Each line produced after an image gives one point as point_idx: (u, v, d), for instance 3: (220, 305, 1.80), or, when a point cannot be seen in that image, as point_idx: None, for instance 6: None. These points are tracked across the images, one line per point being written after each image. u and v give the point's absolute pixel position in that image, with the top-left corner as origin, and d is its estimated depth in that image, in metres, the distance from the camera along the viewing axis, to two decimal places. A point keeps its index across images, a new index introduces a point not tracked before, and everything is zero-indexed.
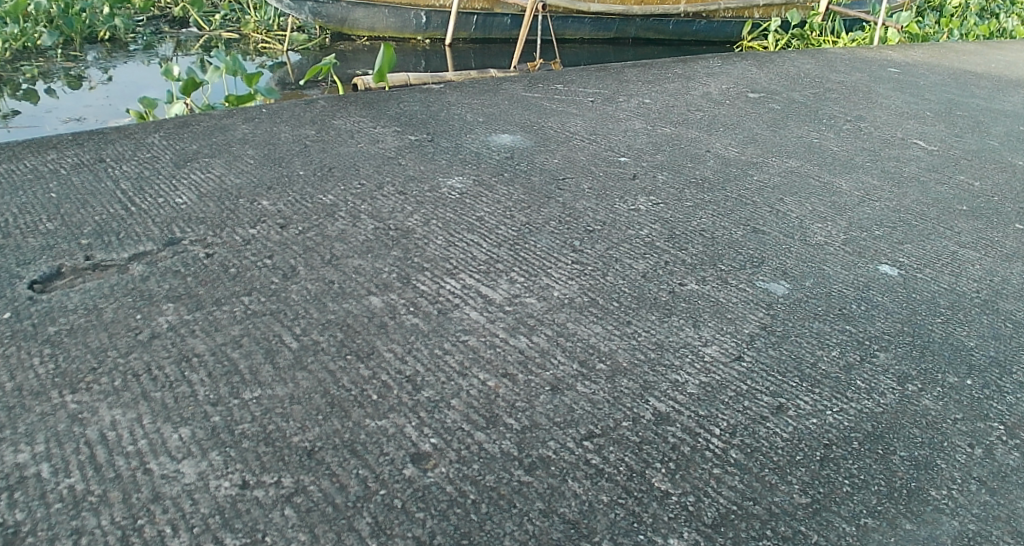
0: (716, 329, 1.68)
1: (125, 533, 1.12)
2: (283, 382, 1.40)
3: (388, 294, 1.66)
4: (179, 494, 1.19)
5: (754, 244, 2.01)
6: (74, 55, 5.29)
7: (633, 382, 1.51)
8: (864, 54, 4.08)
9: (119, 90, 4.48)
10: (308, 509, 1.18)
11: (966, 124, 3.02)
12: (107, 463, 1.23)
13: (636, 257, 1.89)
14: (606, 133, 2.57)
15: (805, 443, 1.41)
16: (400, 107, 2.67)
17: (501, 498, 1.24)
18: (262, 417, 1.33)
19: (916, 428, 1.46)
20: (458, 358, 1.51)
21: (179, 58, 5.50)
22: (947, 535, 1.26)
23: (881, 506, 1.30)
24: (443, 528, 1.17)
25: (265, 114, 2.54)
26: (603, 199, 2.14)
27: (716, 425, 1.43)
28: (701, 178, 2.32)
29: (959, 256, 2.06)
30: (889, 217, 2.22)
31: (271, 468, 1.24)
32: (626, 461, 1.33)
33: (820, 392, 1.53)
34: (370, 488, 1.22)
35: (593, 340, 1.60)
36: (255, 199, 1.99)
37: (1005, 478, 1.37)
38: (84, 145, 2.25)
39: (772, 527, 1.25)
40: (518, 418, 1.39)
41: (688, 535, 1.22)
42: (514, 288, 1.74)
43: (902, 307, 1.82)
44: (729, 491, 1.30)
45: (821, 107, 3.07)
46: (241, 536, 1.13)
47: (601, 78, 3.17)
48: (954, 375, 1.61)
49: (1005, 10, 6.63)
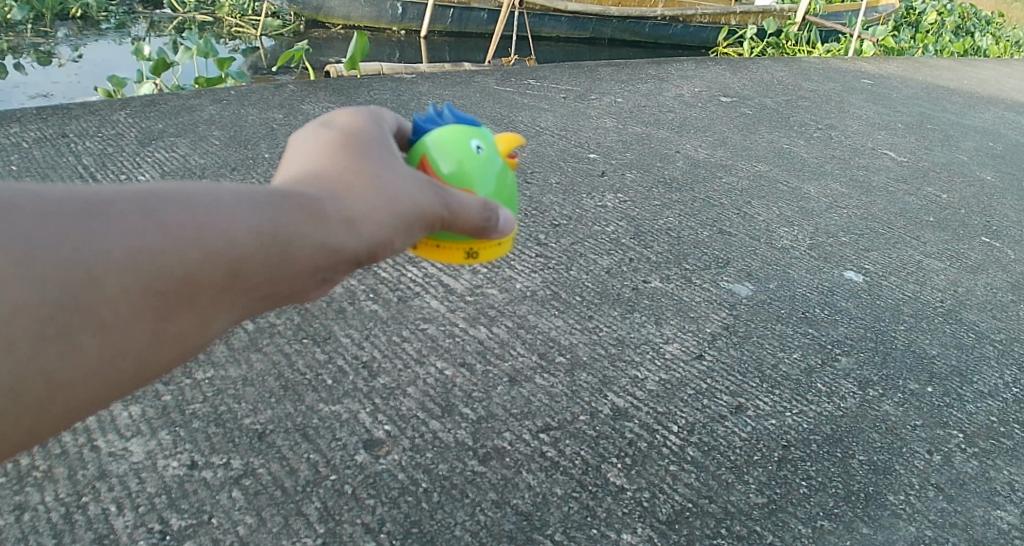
0: (678, 327, 1.69)
1: (68, 510, 1.11)
2: (237, 363, 1.39)
3: (348, 280, 1.65)
4: (126, 472, 1.17)
5: (720, 245, 2.02)
6: (44, 30, 5.22)
7: (592, 376, 1.51)
8: (836, 64, 4.11)
9: (89, 69, 4.41)
10: (256, 492, 1.17)
11: (936, 137, 3.06)
12: (54, 439, 1.21)
13: (601, 253, 1.89)
14: (577, 130, 2.57)
15: (763, 443, 1.42)
16: (370, 95, 2.65)
17: (453, 488, 1.23)
18: (213, 398, 1.31)
19: (876, 433, 1.48)
20: (416, 346, 1.50)
21: (151, 40, 5.42)
22: (903, 541, 1.28)
23: (837, 509, 1.31)
24: (393, 516, 1.17)
25: (234, 95, 2.51)
26: (571, 194, 2.14)
27: (674, 423, 1.44)
28: (670, 178, 2.33)
29: (924, 265, 2.09)
30: (855, 225, 2.24)
31: (220, 449, 1.22)
32: (582, 455, 1.34)
33: (779, 393, 1.55)
34: (320, 473, 1.21)
35: (554, 333, 1.60)
36: (218, 179, 1.97)
37: (963, 486, 1.39)
38: (47, 119, 2.21)
39: (727, 526, 1.25)
40: (474, 409, 1.38)
41: (642, 531, 1.22)
42: (476, 279, 1.73)
43: (865, 314, 1.83)
44: (685, 489, 1.31)
45: (793, 114, 3.10)
46: (187, 517, 1.12)
47: (574, 75, 3.17)
48: (915, 382, 1.63)
49: (980, 30, 6.72)
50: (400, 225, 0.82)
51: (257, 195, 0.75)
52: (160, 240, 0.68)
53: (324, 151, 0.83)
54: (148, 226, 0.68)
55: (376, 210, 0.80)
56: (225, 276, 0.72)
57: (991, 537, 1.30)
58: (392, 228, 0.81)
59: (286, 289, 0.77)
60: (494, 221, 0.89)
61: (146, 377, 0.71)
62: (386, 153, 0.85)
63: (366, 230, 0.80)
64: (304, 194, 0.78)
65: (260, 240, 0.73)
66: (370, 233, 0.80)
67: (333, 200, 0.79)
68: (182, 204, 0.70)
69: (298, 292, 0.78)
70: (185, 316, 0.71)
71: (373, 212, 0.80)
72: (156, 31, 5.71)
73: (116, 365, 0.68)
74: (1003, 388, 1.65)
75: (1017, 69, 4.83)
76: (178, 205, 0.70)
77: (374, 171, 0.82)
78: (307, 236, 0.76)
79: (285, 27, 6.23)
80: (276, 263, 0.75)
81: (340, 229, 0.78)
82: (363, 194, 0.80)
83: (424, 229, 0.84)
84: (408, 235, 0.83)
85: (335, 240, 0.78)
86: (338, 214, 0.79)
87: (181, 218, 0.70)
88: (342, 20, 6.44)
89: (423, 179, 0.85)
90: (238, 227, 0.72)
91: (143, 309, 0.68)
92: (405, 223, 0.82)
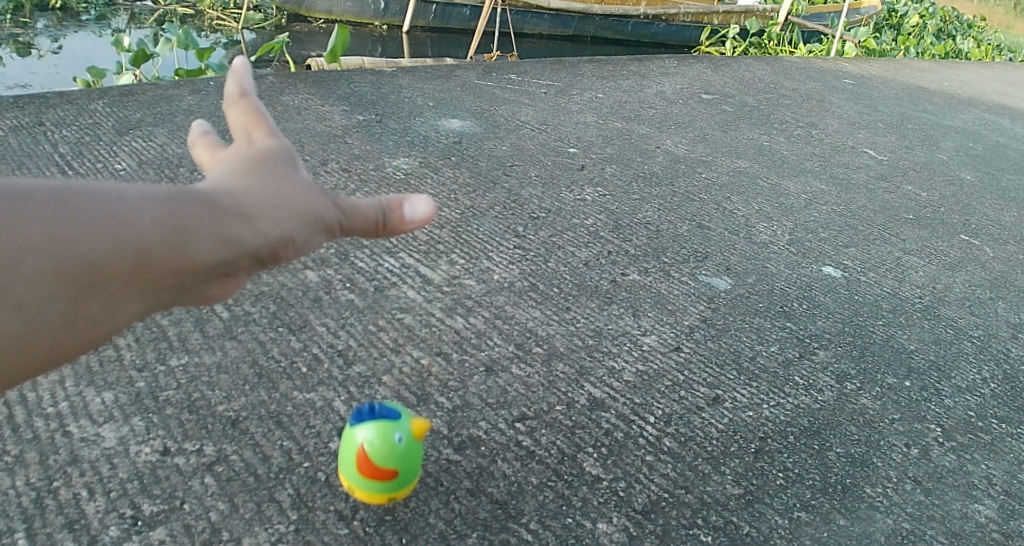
0: (656, 319, 1.70)
1: (39, 495, 1.10)
2: (211, 351, 1.38)
3: (325, 270, 1.65)
4: (97, 458, 1.17)
5: (698, 239, 2.03)
6: (24, 21, 5.18)
7: (569, 367, 1.52)
8: (818, 63, 4.14)
9: (68, 61, 4.39)
10: (228, 478, 1.16)
11: (917, 137, 3.08)
12: (25, 424, 1.21)
13: (579, 245, 1.90)
14: (558, 125, 2.58)
15: (740, 435, 1.43)
16: (350, 87, 2.65)
17: (428, 476, 1.23)
18: (187, 385, 1.31)
19: (853, 426, 1.49)
20: (393, 335, 1.50)
21: (133, 31, 5.39)
22: (880, 533, 1.29)
23: (814, 501, 1.33)
24: (367, 503, 1.17)
25: (212, 86, 2.50)
26: (550, 187, 2.14)
27: (651, 414, 1.44)
28: (650, 173, 2.34)
29: (902, 262, 2.10)
30: (834, 222, 2.26)
31: (193, 436, 1.22)
32: (558, 444, 1.34)
33: (756, 386, 1.55)
34: (294, 460, 1.21)
35: (531, 324, 1.61)
36: (195, 168, 1.96)
37: (940, 479, 1.41)
38: (23, 108, 2.20)
39: (703, 516, 1.26)
40: (450, 398, 1.39)
41: (618, 520, 1.23)
42: (454, 269, 1.74)
43: (843, 308, 1.85)
44: (661, 479, 1.31)
45: (774, 112, 3.11)
46: (159, 502, 1.12)
47: (555, 71, 3.18)
48: (893, 376, 1.64)
49: (963, 33, 6.77)
50: (302, 222, 0.83)
51: (165, 193, 0.78)
52: (71, 225, 0.71)
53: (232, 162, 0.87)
54: (61, 215, 0.71)
55: (272, 211, 0.82)
56: (132, 262, 0.74)
57: (968, 530, 1.32)
58: (297, 224, 0.83)
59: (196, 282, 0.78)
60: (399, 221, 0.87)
61: (61, 356, 0.72)
62: (288, 166, 0.88)
63: (270, 226, 0.82)
64: (210, 195, 0.81)
65: (158, 228, 0.75)
66: (274, 229, 0.82)
67: (236, 198, 0.82)
68: (96, 197, 0.74)
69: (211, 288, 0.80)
70: (98, 299, 0.73)
71: (276, 208, 0.83)
72: (137, 24, 5.68)
73: (30, 342, 0.70)
74: (980, 383, 1.66)
75: (998, 72, 4.87)
76: (84, 197, 0.73)
77: (279, 175, 0.86)
78: (202, 228, 0.78)
79: (267, 21, 6.22)
80: (169, 253, 0.75)
81: (244, 224, 0.80)
82: (266, 194, 0.83)
83: (329, 231, 0.86)
84: (314, 234, 0.85)
85: (230, 232, 0.79)
86: (240, 209, 0.81)
87: (92, 210, 0.73)
88: (323, 13, 6.45)
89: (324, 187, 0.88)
90: (136, 214, 0.75)
91: (56, 287, 0.70)
92: (309, 221, 0.84)
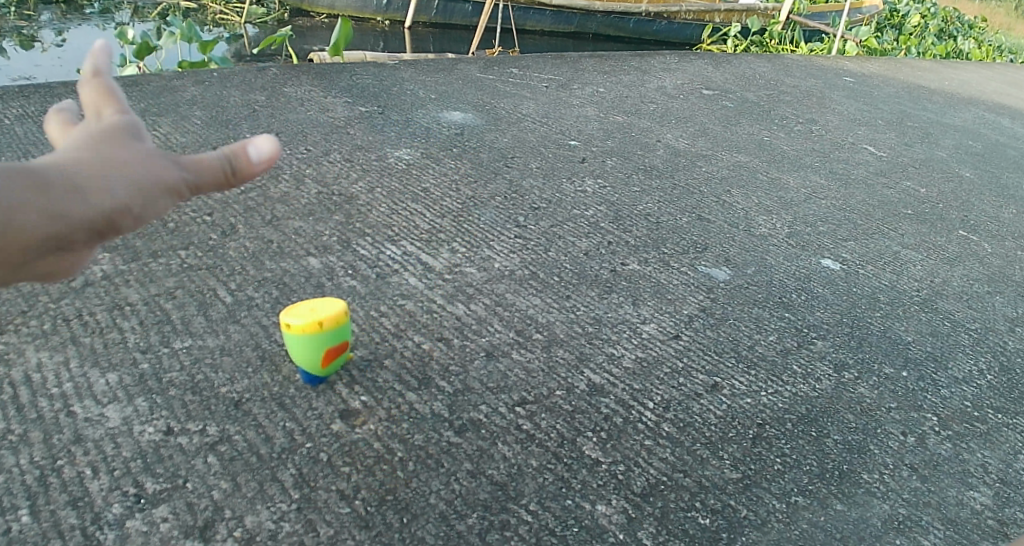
0: (655, 308, 1.71)
1: (44, 472, 1.12)
2: (214, 334, 1.40)
3: (327, 257, 1.66)
4: (101, 437, 1.18)
5: (698, 231, 2.04)
6: (28, 14, 5.21)
7: (569, 353, 1.53)
8: (819, 62, 4.15)
9: (73, 54, 4.42)
10: (231, 458, 1.18)
11: (917, 134, 3.10)
12: (30, 403, 1.23)
13: (579, 236, 1.91)
14: (559, 118, 2.59)
15: (738, 421, 1.44)
16: (352, 80, 2.67)
17: (429, 457, 1.25)
18: (190, 367, 1.32)
19: (851, 414, 1.50)
20: (394, 321, 1.52)
21: (137, 25, 5.42)
22: (877, 518, 1.30)
23: (812, 486, 1.34)
24: (368, 483, 1.18)
25: (216, 77, 2.52)
26: (551, 179, 2.16)
27: (650, 400, 1.46)
28: (650, 166, 2.36)
29: (900, 255, 2.12)
30: (833, 216, 2.27)
31: (196, 416, 1.24)
32: (557, 428, 1.35)
33: (755, 373, 1.57)
34: (296, 441, 1.22)
35: (532, 311, 1.62)
36: None
37: (937, 467, 1.42)
38: (28, 97, 2.22)
39: (701, 499, 1.27)
40: (450, 382, 1.40)
41: (616, 502, 1.24)
42: (455, 258, 1.75)
43: (841, 300, 1.86)
44: (659, 463, 1.33)
45: (774, 108, 3.13)
46: (162, 480, 1.13)
47: (556, 65, 3.20)
48: (891, 366, 1.66)
49: (964, 35, 6.78)
50: (134, 193, 0.89)
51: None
52: None
53: (72, 141, 0.92)
54: None
55: (101, 180, 0.88)
56: None
57: (965, 516, 1.33)
58: (128, 195, 0.89)
59: (27, 260, 0.84)
60: (239, 171, 0.93)
61: None
62: (126, 138, 0.94)
63: (101, 198, 0.87)
64: (38, 173, 0.86)
65: None
66: (105, 201, 0.87)
67: (67, 176, 0.87)
68: None
69: (46, 265, 0.86)
70: None
71: (105, 181, 0.88)
72: (141, 18, 5.71)
73: None
74: (977, 375, 1.68)
75: (999, 72, 4.88)
76: None
77: (115, 148, 0.92)
78: (31, 207, 0.83)
79: (270, 17, 6.25)
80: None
81: (72, 199, 0.86)
82: (100, 169, 0.89)
83: (166, 196, 0.92)
84: (148, 202, 0.90)
85: (58, 208, 0.85)
86: (71, 185, 0.86)
87: None
88: (326, 10, 6.48)
89: (161, 155, 0.93)
90: None
91: None
92: (142, 190, 0.90)
